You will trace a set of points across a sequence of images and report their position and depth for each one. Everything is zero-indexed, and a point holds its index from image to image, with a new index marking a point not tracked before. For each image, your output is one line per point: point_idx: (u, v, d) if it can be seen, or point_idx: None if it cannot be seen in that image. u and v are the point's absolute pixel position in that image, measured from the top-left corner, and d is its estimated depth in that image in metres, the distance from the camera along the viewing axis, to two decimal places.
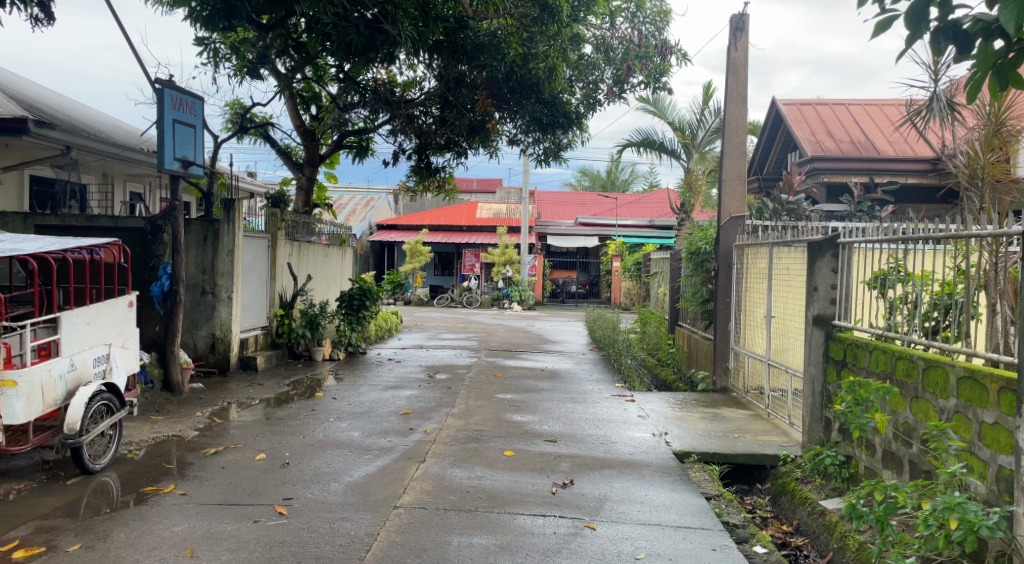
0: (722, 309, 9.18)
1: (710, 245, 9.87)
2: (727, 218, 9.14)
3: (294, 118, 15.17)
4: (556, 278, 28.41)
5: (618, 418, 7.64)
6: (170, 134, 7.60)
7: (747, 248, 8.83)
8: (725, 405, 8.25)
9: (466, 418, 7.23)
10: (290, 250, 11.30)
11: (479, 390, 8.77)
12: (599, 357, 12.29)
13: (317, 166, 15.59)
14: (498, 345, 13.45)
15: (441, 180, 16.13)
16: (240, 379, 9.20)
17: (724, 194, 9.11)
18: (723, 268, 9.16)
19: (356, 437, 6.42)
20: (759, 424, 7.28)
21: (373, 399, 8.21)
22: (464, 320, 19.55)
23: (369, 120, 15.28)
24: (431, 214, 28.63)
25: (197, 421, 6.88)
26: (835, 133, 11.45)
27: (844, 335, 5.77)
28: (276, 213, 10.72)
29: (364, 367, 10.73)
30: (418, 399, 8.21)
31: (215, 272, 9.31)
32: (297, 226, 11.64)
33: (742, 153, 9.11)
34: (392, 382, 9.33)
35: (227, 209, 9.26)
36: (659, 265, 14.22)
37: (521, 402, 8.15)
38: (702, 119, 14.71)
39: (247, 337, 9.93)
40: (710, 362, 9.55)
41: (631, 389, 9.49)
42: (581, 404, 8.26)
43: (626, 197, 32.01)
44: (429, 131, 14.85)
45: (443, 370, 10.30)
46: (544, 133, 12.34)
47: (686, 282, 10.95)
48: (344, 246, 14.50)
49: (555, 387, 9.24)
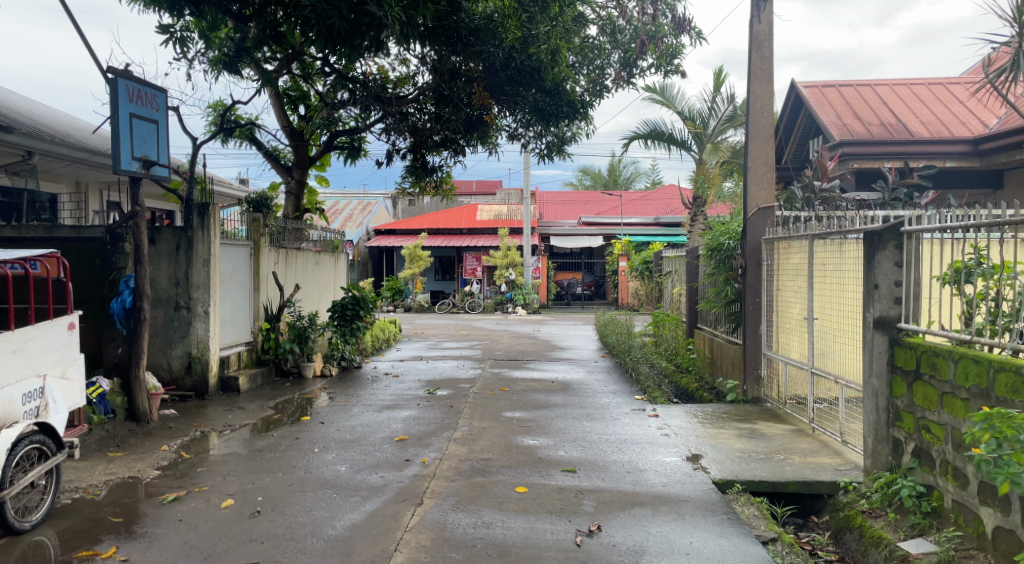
0: (751, 310, 8.28)
1: (733, 240, 8.97)
2: (753, 210, 8.20)
3: (281, 117, 14.28)
4: (561, 280, 27.41)
5: (643, 438, 6.73)
6: (127, 130, 6.72)
7: (778, 242, 7.94)
8: (762, 419, 7.34)
9: (471, 445, 6.32)
10: (274, 258, 10.42)
11: (485, 407, 7.88)
12: (613, 363, 11.38)
13: (306, 168, 14.72)
14: (503, 354, 12.55)
15: (437, 180, 15.21)
16: (220, 403, 8.30)
17: (750, 183, 8.20)
18: (752, 265, 8.25)
19: (343, 472, 5.52)
20: (805, 442, 6.38)
21: (366, 423, 7.31)
22: (467, 325, 18.69)
23: (360, 119, 14.40)
24: (430, 218, 27.73)
25: (161, 457, 5.99)
26: (863, 115, 10.54)
27: (914, 341, 4.86)
28: (259, 218, 9.85)
29: (359, 384, 9.84)
30: (416, 421, 7.31)
31: (190, 285, 8.43)
32: (282, 231, 10.75)
33: (769, 136, 8.20)
34: (389, 401, 8.44)
35: (200, 215, 8.41)
36: (673, 264, 13.33)
37: (532, 422, 7.23)
38: (714, 106, 13.78)
39: (227, 355, 9.04)
40: (738, 369, 8.65)
41: (651, 401, 8.61)
42: (600, 422, 7.36)
43: (630, 194, 31.11)
44: (423, 129, 13.92)
45: (445, 385, 9.40)
46: (547, 124, 11.60)
47: (708, 281, 10.02)
48: (336, 253, 13.67)
49: (569, 402, 8.33)
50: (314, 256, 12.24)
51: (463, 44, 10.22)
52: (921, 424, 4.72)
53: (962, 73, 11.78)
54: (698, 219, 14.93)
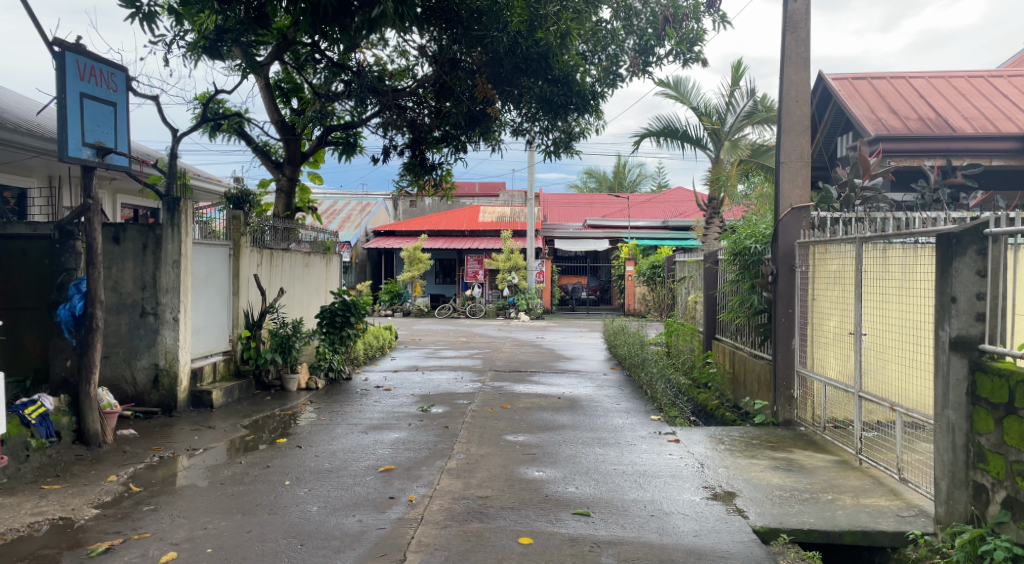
0: (783, 322, 7.42)
1: (761, 245, 8.13)
2: (784, 211, 7.34)
3: (271, 111, 13.47)
4: (565, 284, 26.56)
5: (666, 470, 5.86)
6: (76, 111, 5.90)
7: (815, 247, 7.10)
8: (798, 447, 6.46)
9: (466, 478, 5.46)
10: (257, 260, 9.59)
11: (484, 429, 7.02)
12: (624, 376, 10.53)
13: (299, 164, 13.90)
14: (505, 365, 11.69)
15: (436, 179, 14.28)
16: (189, 421, 7.46)
17: (783, 180, 7.34)
18: (784, 272, 7.38)
19: (314, 514, 4.66)
20: (854, 479, 5.51)
21: (348, 447, 6.44)
22: (468, 332, 17.84)
23: (356, 113, 13.56)
24: (432, 219, 26.90)
25: (104, 491, 5.13)
26: (899, 109, 9.72)
27: (1003, 367, 4.02)
28: (240, 216, 9.03)
29: (347, 399, 8.99)
30: (406, 446, 6.44)
31: (158, 289, 7.59)
32: (266, 231, 9.91)
33: (804, 129, 7.34)
34: (377, 420, 7.58)
35: (170, 210, 7.58)
36: (688, 270, 12.48)
37: (537, 449, 6.37)
38: (732, 103, 13.07)
39: (200, 366, 8.19)
40: (767, 388, 7.79)
41: (669, 422, 7.74)
42: (613, 449, 6.49)
43: (637, 197, 30.26)
44: (421, 124, 13.04)
45: (441, 400, 8.55)
46: (555, 117, 10.80)
47: (731, 288, 9.16)
48: (329, 255, 12.82)
49: (578, 423, 7.46)
50: (303, 258, 11.39)
51: (463, 27, 9.46)
52: (1015, 469, 3.89)
53: (1004, 68, 10.92)
54: (714, 221, 14.09)
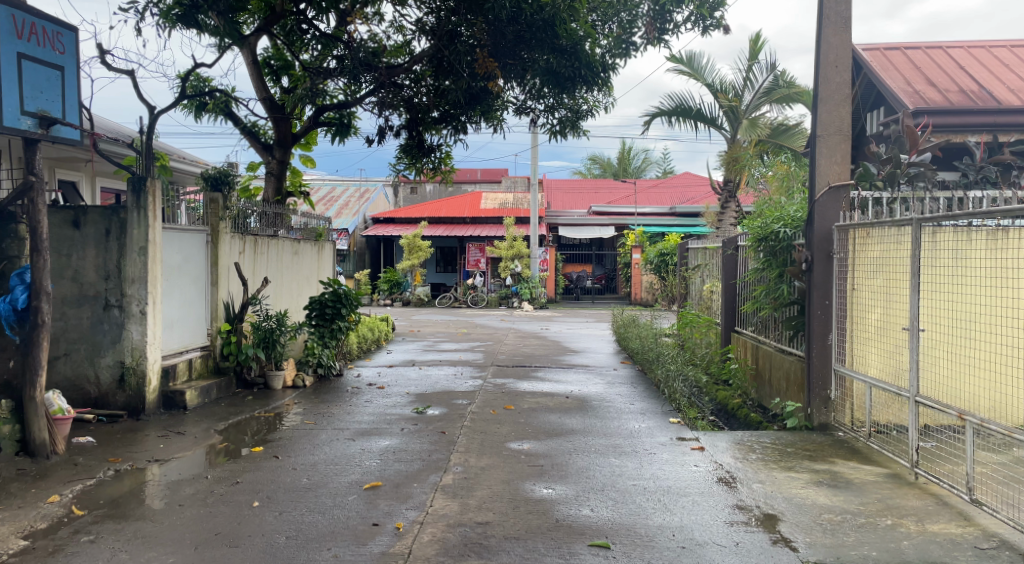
0: (818, 316, 6.64)
1: (791, 229, 7.38)
2: (821, 191, 6.56)
3: (259, 89, 12.69)
4: (570, 273, 25.82)
5: (694, 487, 5.11)
6: (14, 74, 5.19)
7: (860, 231, 6.35)
8: (840, 457, 5.71)
9: (463, 499, 4.72)
10: (238, 247, 8.81)
11: (486, 436, 6.28)
12: (636, 372, 9.78)
13: (289, 146, 13.16)
14: (507, 359, 10.94)
15: (434, 161, 13.43)
16: (159, 424, 6.73)
17: (819, 155, 6.55)
18: (821, 259, 6.60)
19: (282, 548, 3.94)
20: (913, 499, 4.76)
21: (331, 458, 5.70)
22: (468, 323, 17.12)
23: (350, 93, 12.78)
24: (432, 206, 26.11)
25: (41, 517, 4.42)
26: (936, 81, 8.98)
27: None
28: (218, 199, 8.27)
29: (336, 398, 8.25)
30: (397, 457, 5.70)
31: (123, 279, 6.84)
32: (248, 217, 9.12)
33: (843, 98, 6.54)
34: (366, 424, 6.83)
35: (136, 191, 6.81)
36: (702, 257, 11.72)
37: (545, 461, 5.62)
38: (750, 78, 12.32)
39: (173, 364, 7.42)
40: (799, 389, 7.02)
41: (690, 425, 6.99)
42: (632, 460, 5.75)
43: (644, 183, 29.47)
44: (419, 103, 12.18)
45: (438, 400, 7.81)
46: (563, 89, 10.00)
47: (755, 277, 8.39)
48: (321, 242, 12.04)
49: (590, 428, 6.71)
50: (292, 245, 10.62)
51: None
52: None
53: None
54: (729, 206, 13.40)
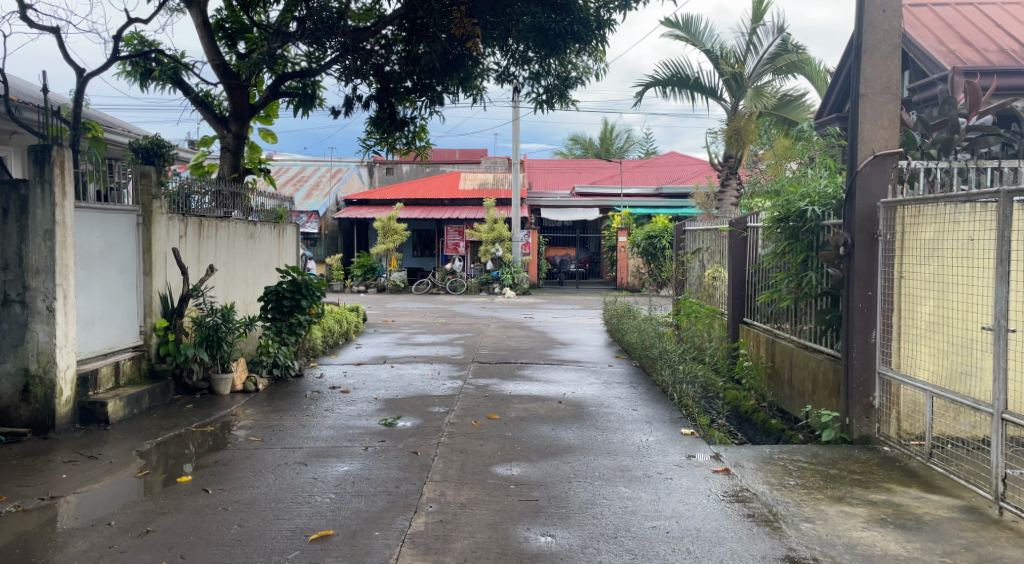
0: (859, 310, 5.58)
1: (820, 207, 6.36)
2: (863, 161, 5.51)
3: (211, 53, 11.42)
4: (553, 256, 24.81)
5: (730, 529, 4.07)
6: None
7: (914, 208, 5.31)
8: (898, 484, 4.69)
9: (438, 556, 3.64)
10: (178, 230, 7.61)
11: (468, 458, 5.19)
12: (634, 369, 8.73)
13: (246, 119, 11.92)
14: (490, 354, 9.85)
15: (408, 135, 12.08)
16: (72, 443, 5.58)
17: (862, 118, 5.52)
18: (864, 242, 5.55)
19: None
20: (1010, 548, 3.75)
21: (275, 491, 4.58)
22: (445, 311, 16.03)
23: (314, 60, 11.43)
24: (408, 186, 24.88)
25: None
26: (973, 40, 8.00)
27: None
28: (151, 173, 7.05)
29: (292, 404, 7.12)
30: (357, 490, 4.59)
31: (25, 268, 5.67)
32: (192, 196, 7.92)
33: (892, 49, 5.49)
34: (324, 440, 5.72)
35: (38, 162, 5.63)
36: (702, 239, 10.71)
37: (540, 494, 4.54)
38: (753, 42, 11.28)
39: (93, 370, 6.25)
40: (833, 394, 5.99)
41: (705, 437, 5.96)
42: (646, 490, 4.69)
43: (630, 162, 28.41)
44: (390, 72, 10.99)
45: (411, 408, 6.71)
46: (553, 50, 8.91)
47: (774, 262, 7.36)
48: (282, 225, 10.83)
49: (590, 444, 5.65)
50: (246, 227, 9.42)
51: None
52: None
53: None
54: (729, 184, 12.43)
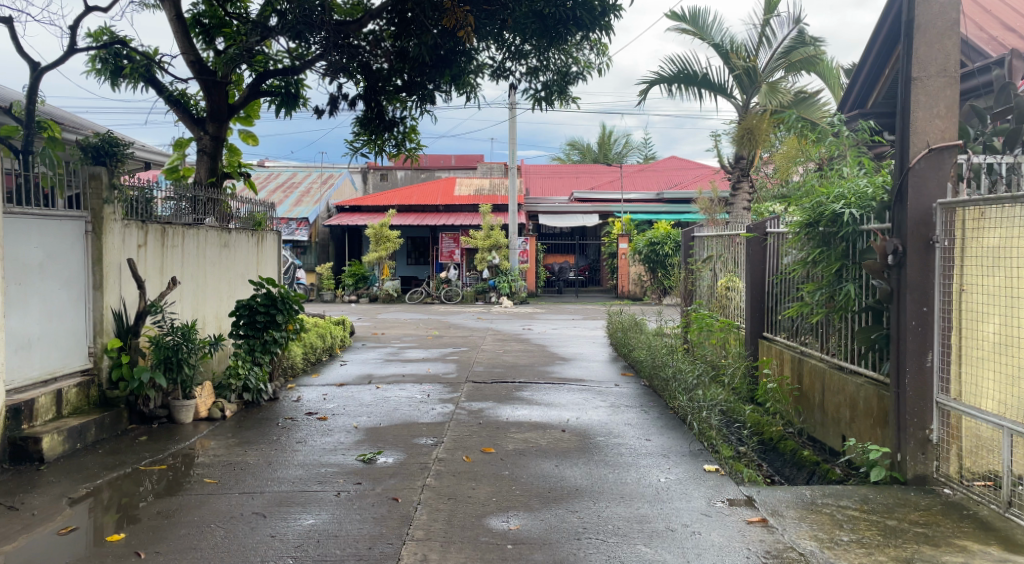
0: (913, 328, 4.78)
1: (858, 210, 5.61)
2: (916, 156, 4.74)
3: (186, 49, 10.63)
4: (552, 264, 24.07)
5: None
6: None
7: (977, 209, 4.54)
8: (974, 542, 3.91)
9: None
10: (137, 238, 6.81)
11: (459, 508, 4.39)
12: (643, 390, 7.94)
13: (224, 119, 11.10)
14: (485, 372, 9.04)
15: (398, 135, 11.07)
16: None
17: (915, 105, 4.75)
18: (917, 249, 4.77)
19: None
20: None
21: (223, 554, 3.80)
22: (439, 322, 15.25)
23: (297, 56, 10.55)
24: (402, 192, 24.09)
25: None
26: (1015, 26, 7.23)
27: None
28: (101, 174, 6.25)
29: (263, 433, 6.33)
30: (324, 552, 3.81)
31: None
32: (154, 200, 7.12)
33: (949, 25, 4.72)
34: (291, 482, 4.92)
35: None
36: (713, 246, 9.95)
37: (543, 557, 3.75)
38: (766, 35, 10.58)
39: (26, 399, 5.45)
40: (879, 425, 5.21)
41: (733, 474, 5.18)
42: (672, 549, 3.90)
43: (629, 167, 27.69)
44: (378, 70, 10.00)
45: (395, 439, 5.91)
46: (551, 40, 8.26)
47: (802, 271, 6.57)
48: (262, 232, 10.04)
49: (600, 486, 4.85)
50: (219, 235, 8.62)
51: None
52: None
53: None
54: (742, 187, 11.68)
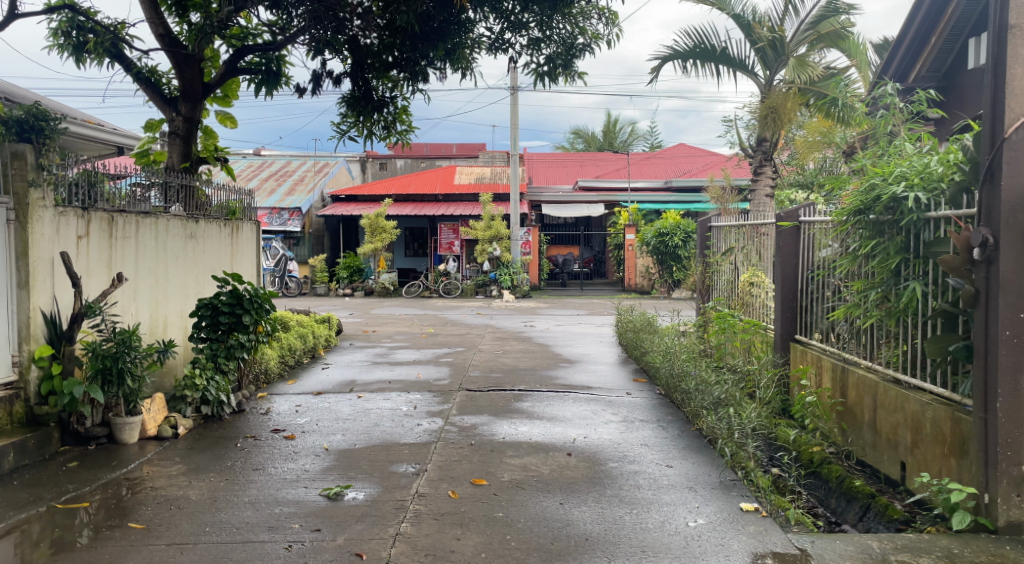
0: (1008, 340, 3.83)
1: (926, 194, 4.64)
2: (1014, 125, 3.79)
3: (153, 21, 9.65)
4: (555, 256, 22.97)
5: None
6: None
7: None
8: None
9: None
10: (77, 228, 5.88)
11: None
12: (659, 400, 6.99)
13: (198, 100, 10.11)
14: (481, 378, 8.10)
15: (387, 119, 9.91)
16: None
17: (1015, 60, 3.79)
18: (1013, 241, 3.82)
19: None
20: None
21: None
22: (435, 318, 14.29)
23: (277, 30, 9.37)
24: (399, 181, 23.12)
25: None
26: None
27: None
28: (26, 153, 5.34)
29: (217, 456, 5.40)
30: None
31: None
32: (99, 185, 6.16)
33: None
34: (235, 528, 4.00)
35: None
36: (734, 236, 8.98)
37: None
38: (793, 3, 9.56)
39: None
40: (958, 456, 4.25)
41: (776, 516, 4.24)
42: None
43: (636, 155, 26.69)
44: (367, 44, 8.83)
45: (371, 467, 4.99)
46: None
47: (849, 267, 5.61)
48: (237, 222, 9.09)
49: (616, 535, 3.92)
50: (185, 225, 7.68)
51: None
52: None
53: None
54: (764, 171, 10.68)
